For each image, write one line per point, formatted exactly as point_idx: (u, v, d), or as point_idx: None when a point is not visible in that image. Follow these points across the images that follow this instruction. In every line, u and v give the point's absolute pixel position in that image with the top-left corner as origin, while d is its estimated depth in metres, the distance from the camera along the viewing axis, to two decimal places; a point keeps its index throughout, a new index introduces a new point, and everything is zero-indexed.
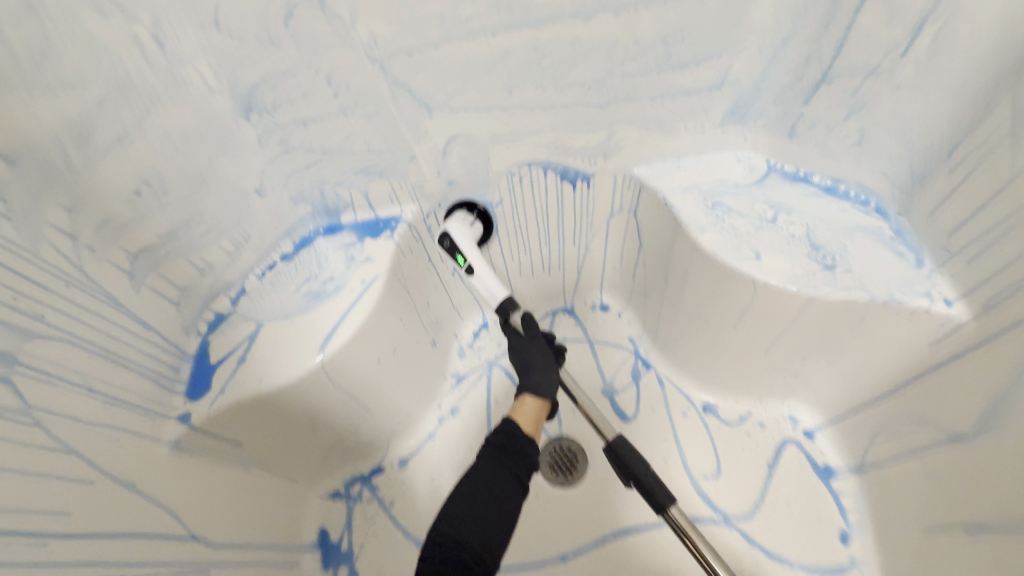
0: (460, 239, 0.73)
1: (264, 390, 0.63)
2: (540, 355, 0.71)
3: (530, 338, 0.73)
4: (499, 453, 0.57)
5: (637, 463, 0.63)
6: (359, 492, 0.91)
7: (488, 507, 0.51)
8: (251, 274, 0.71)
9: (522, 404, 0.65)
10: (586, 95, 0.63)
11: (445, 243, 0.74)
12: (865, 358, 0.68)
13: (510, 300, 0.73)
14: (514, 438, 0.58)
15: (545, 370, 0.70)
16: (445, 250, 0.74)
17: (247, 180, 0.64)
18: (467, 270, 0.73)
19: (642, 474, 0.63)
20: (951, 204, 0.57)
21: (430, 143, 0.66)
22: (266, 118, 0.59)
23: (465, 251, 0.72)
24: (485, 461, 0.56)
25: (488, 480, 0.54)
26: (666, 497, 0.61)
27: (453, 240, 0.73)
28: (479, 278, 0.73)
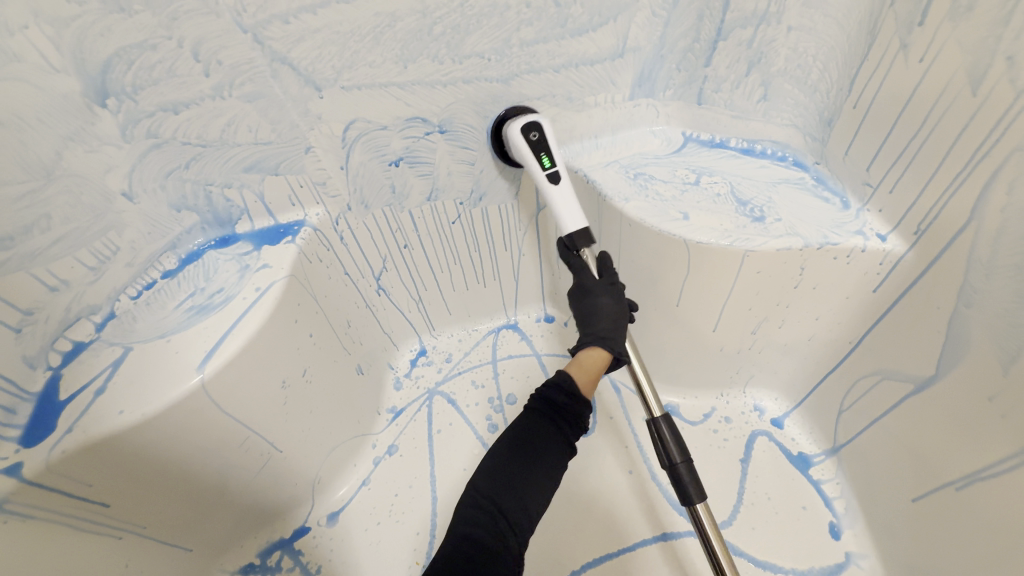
0: (549, 135, 0.63)
1: (125, 423, 0.51)
2: (613, 304, 0.59)
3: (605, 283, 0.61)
4: (551, 413, 0.51)
5: (675, 449, 0.55)
6: (278, 561, 0.75)
7: (536, 468, 0.47)
8: (125, 294, 0.61)
9: (587, 357, 0.56)
10: (486, 67, 0.61)
11: (532, 136, 0.62)
12: (814, 317, 0.66)
13: (587, 233, 0.61)
14: (573, 399, 0.52)
15: (617, 325, 0.59)
16: (530, 145, 0.62)
17: (111, 180, 0.56)
18: (552, 175, 0.62)
19: (677, 462, 0.54)
20: (862, 137, 0.58)
21: (325, 130, 0.62)
22: (126, 104, 0.52)
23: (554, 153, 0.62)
24: (535, 420, 0.51)
25: (536, 442, 0.49)
26: (697, 493, 0.53)
27: (542, 135, 0.63)
28: (564, 189, 0.61)
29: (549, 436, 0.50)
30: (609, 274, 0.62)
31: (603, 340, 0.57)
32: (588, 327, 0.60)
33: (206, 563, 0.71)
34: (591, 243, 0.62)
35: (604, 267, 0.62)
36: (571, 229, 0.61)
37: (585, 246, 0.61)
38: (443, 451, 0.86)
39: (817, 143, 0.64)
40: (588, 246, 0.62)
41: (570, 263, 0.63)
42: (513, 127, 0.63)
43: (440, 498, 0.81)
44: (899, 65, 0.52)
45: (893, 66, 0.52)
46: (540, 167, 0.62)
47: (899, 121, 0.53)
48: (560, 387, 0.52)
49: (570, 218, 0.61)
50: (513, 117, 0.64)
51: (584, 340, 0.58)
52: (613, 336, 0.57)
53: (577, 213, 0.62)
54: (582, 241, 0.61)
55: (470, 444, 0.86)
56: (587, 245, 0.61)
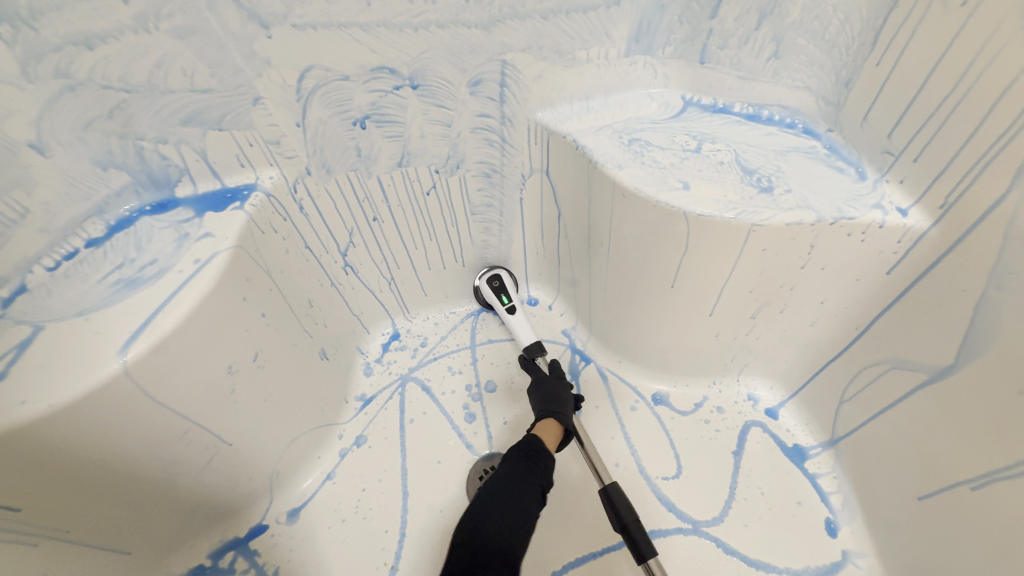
0: (508, 280, 0.85)
1: (32, 415, 0.43)
2: (561, 388, 0.68)
3: (555, 376, 0.72)
4: (527, 458, 0.54)
5: (624, 508, 0.56)
6: (231, 562, 0.68)
7: (522, 501, 0.48)
8: (40, 265, 0.53)
9: (544, 425, 0.62)
10: (465, 9, 0.53)
11: (495, 283, 0.85)
12: (820, 300, 0.61)
13: (539, 346, 0.77)
14: (543, 452, 0.56)
15: (568, 405, 0.66)
16: (494, 289, 0.84)
17: (13, 128, 0.47)
18: (511, 308, 0.84)
19: (628, 521, 0.55)
20: (886, 98, 0.52)
21: (277, 78, 0.53)
22: (25, 33, 0.43)
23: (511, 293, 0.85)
24: (513, 464, 0.53)
25: (518, 482, 0.50)
26: (650, 550, 0.53)
27: (503, 281, 0.85)
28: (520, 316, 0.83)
29: (526, 475, 0.51)
30: (557, 371, 0.73)
31: (556, 415, 0.63)
32: (544, 406, 0.66)
33: (149, 566, 0.64)
34: (544, 352, 0.77)
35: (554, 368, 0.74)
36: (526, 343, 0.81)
37: (540, 355, 0.77)
38: (417, 443, 0.79)
39: (831, 108, 0.58)
40: (542, 355, 0.77)
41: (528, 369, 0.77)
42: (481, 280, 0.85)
43: (412, 493, 0.75)
44: (936, 13, 0.46)
45: (929, 15, 0.46)
46: (502, 304, 0.84)
47: (931, 79, 0.48)
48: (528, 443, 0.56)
49: (526, 340, 0.82)
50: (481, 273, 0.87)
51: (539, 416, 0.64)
52: (564, 409, 0.64)
53: (532, 333, 0.82)
54: (536, 351, 0.77)
55: (445, 436, 0.80)
56: (541, 354, 0.77)
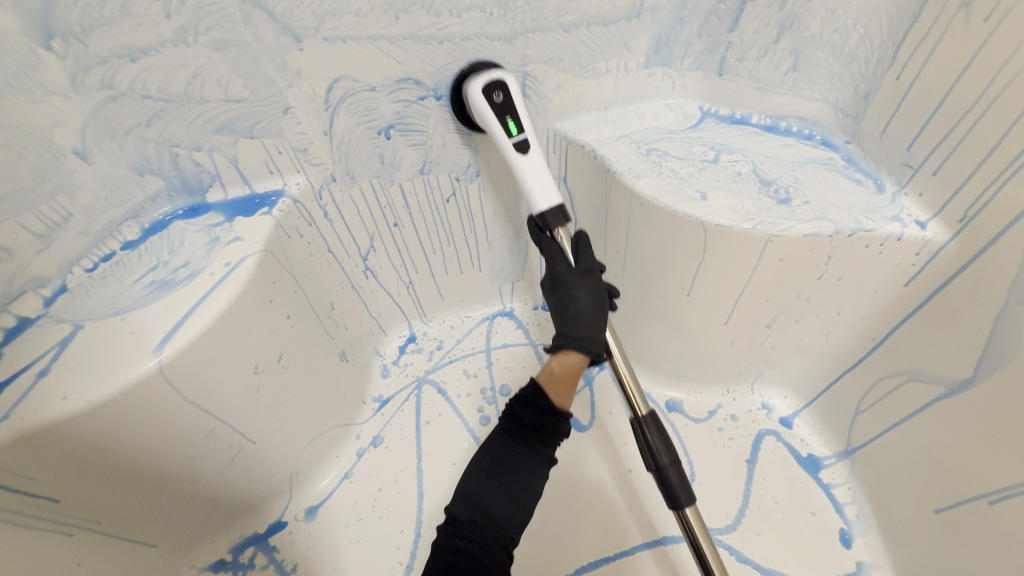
0: (515, 96, 0.56)
1: (71, 410, 0.45)
2: (589, 300, 0.53)
3: (580, 273, 0.55)
4: (520, 433, 0.48)
5: (660, 451, 0.50)
6: (251, 558, 0.70)
7: (519, 494, 0.44)
8: (79, 266, 0.55)
9: (563, 363, 0.49)
10: (488, 23, 0.55)
11: (497, 97, 0.56)
12: (836, 311, 0.61)
13: (561, 211, 0.55)
14: (547, 415, 0.48)
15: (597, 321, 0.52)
16: (494, 108, 0.56)
17: (59, 136, 0.49)
18: (519, 144, 0.56)
19: (664, 465, 0.49)
20: (905, 112, 0.53)
21: (307, 88, 0.55)
22: (74, 47, 0.45)
23: (522, 119, 0.56)
24: (505, 442, 0.47)
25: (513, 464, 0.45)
26: (686, 496, 0.48)
27: (508, 96, 0.56)
28: (533, 160, 0.56)
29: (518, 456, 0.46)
30: (585, 262, 0.55)
31: (579, 342, 0.51)
32: (565, 327, 0.53)
33: (172, 559, 0.66)
34: (565, 223, 0.56)
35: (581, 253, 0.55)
36: (540, 206, 0.55)
37: (559, 227, 0.55)
38: (431, 444, 0.80)
39: (849, 120, 0.59)
40: (563, 226, 0.56)
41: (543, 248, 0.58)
42: (475, 86, 0.56)
43: (427, 494, 0.76)
44: (958, 28, 0.46)
45: (950, 29, 0.47)
46: (506, 134, 0.56)
47: (951, 93, 0.48)
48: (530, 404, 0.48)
49: (543, 198, 0.55)
50: (473, 76, 0.57)
51: (558, 342, 0.52)
52: (592, 334, 0.51)
53: (551, 187, 0.56)
54: (555, 221, 0.55)
55: (460, 438, 0.81)
56: (561, 226, 0.55)
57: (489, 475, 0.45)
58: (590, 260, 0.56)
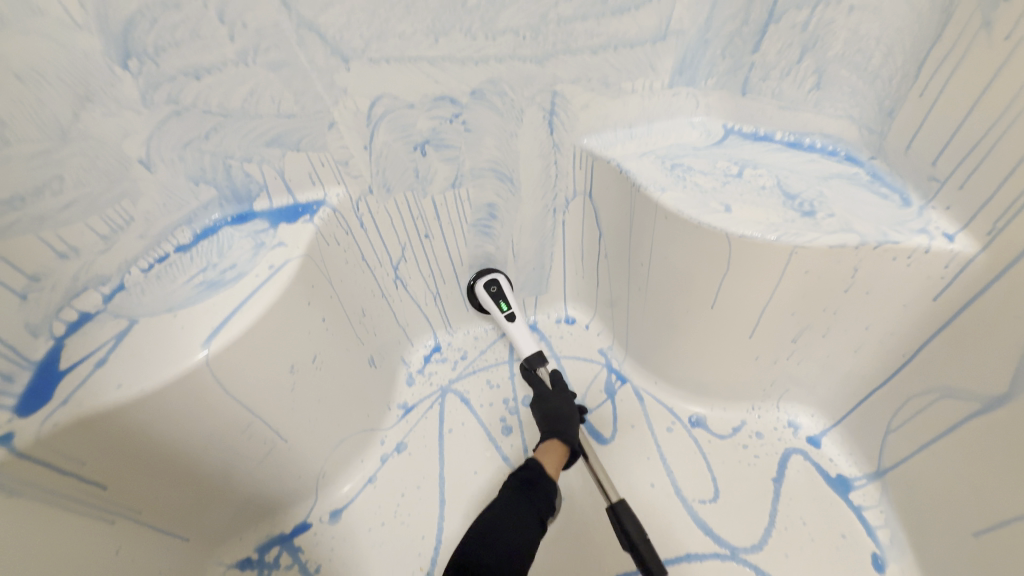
0: (506, 287, 0.82)
1: (125, 398, 0.49)
2: (565, 405, 0.71)
3: (558, 390, 0.74)
4: (524, 488, 0.55)
5: (631, 526, 0.59)
6: (276, 557, 0.72)
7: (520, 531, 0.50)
8: (136, 267, 0.59)
9: (548, 445, 0.65)
10: (521, 44, 0.58)
11: (493, 288, 0.82)
12: (864, 325, 0.61)
13: (540, 354, 0.79)
14: (543, 478, 0.57)
15: (574, 422, 0.69)
16: (491, 295, 0.82)
17: (128, 146, 0.54)
18: (509, 316, 0.82)
19: (636, 540, 0.58)
20: (930, 129, 0.53)
21: (351, 105, 0.59)
22: (148, 66, 0.50)
23: (510, 299, 0.82)
24: (510, 493, 0.55)
25: (517, 513, 0.52)
26: (657, 565, 0.55)
27: (500, 287, 0.82)
28: (519, 324, 0.82)
29: (521, 506, 0.53)
30: (560, 384, 0.75)
31: (560, 433, 0.66)
32: (549, 424, 0.69)
33: (201, 555, 0.68)
34: (544, 362, 0.79)
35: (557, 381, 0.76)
36: (526, 353, 0.80)
37: (540, 365, 0.78)
38: (454, 453, 0.82)
39: (874, 136, 0.60)
40: (542, 365, 0.79)
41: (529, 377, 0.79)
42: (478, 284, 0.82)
43: (449, 501, 0.77)
44: (980, 45, 0.47)
45: (973, 46, 0.48)
46: (500, 310, 0.82)
47: (975, 110, 0.49)
48: (529, 466, 0.58)
49: (526, 347, 0.81)
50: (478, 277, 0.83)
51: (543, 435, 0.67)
52: (569, 428, 0.67)
53: (531, 341, 0.82)
54: (537, 360, 0.79)
55: (483, 447, 0.82)
56: (541, 364, 0.79)
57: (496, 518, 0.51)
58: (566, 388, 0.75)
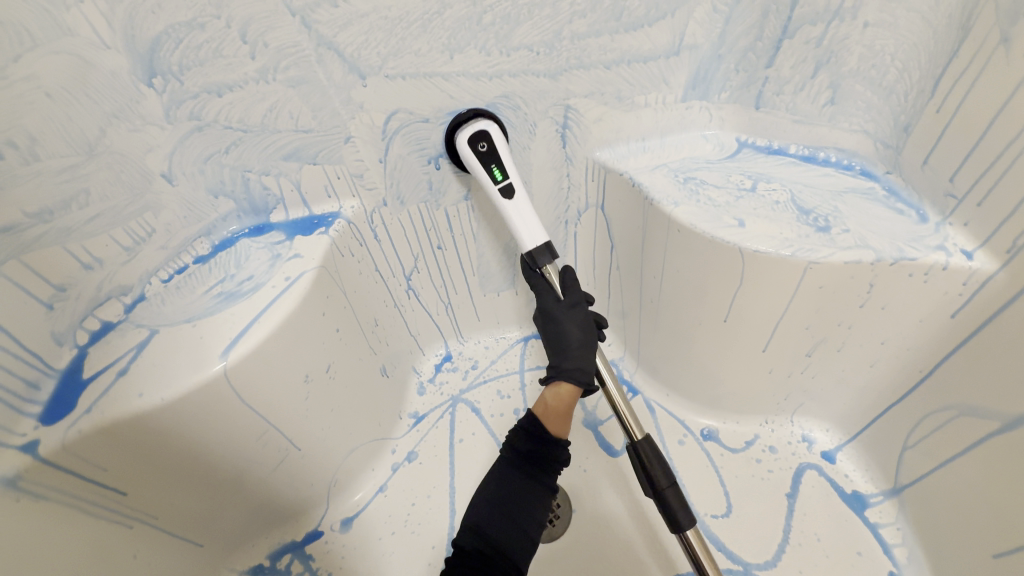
0: (499, 145, 0.61)
1: (146, 406, 0.50)
2: (577, 331, 0.60)
3: (569, 306, 0.61)
4: (525, 461, 0.53)
5: (659, 474, 0.55)
6: (288, 564, 0.72)
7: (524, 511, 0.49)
8: (156, 277, 0.60)
9: (557, 391, 0.56)
10: (535, 60, 0.59)
11: (481, 147, 0.60)
12: (880, 341, 0.60)
13: (548, 248, 0.61)
14: (546, 442, 0.53)
15: (587, 348, 0.59)
16: (479, 157, 0.61)
17: (151, 160, 0.55)
18: (506, 189, 0.61)
19: (663, 486, 0.54)
20: (947, 145, 0.53)
21: (367, 120, 0.60)
22: (172, 84, 0.52)
23: (505, 165, 0.60)
24: (509, 467, 0.53)
25: (518, 490, 0.51)
26: (685, 517, 0.53)
27: (491, 145, 0.60)
28: (518, 204, 0.60)
29: (522, 482, 0.51)
30: (572, 296, 0.62)
31: (571, 375, 0.57)
32: (558, 356, 0.60)
33: (215, 561, 0.69)
34: (554, 259, 0.62)
35: (569, 288, 0.62)
36: (529, 247, 0.61)
37: (548, 263, 0.61)
38: (465, 462, 0.82)
39: (890, 151, 0.60)
40: (551, 261, 0.61)
41: (536, 283, 0.64)
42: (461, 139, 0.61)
43: (459, 511, 0.77)
44: (998, 62, 0.47)
45: (990, 63, 0.47)
46: (493, 181, 0.61)
47: (993, 127, 0.49)
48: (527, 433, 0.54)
49: (531, 238, 0.60)
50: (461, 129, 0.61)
51: (552, 372, 0.58)
52: (581, 366, 0.57)
53: (537, 227, 0.61)
54: (544, 258, 0.61)
55: (493, 457, 0.82)
56: (550, 261, 0.61)
57: (496, 506, 0.49)
58: (578, 294, 0.62)
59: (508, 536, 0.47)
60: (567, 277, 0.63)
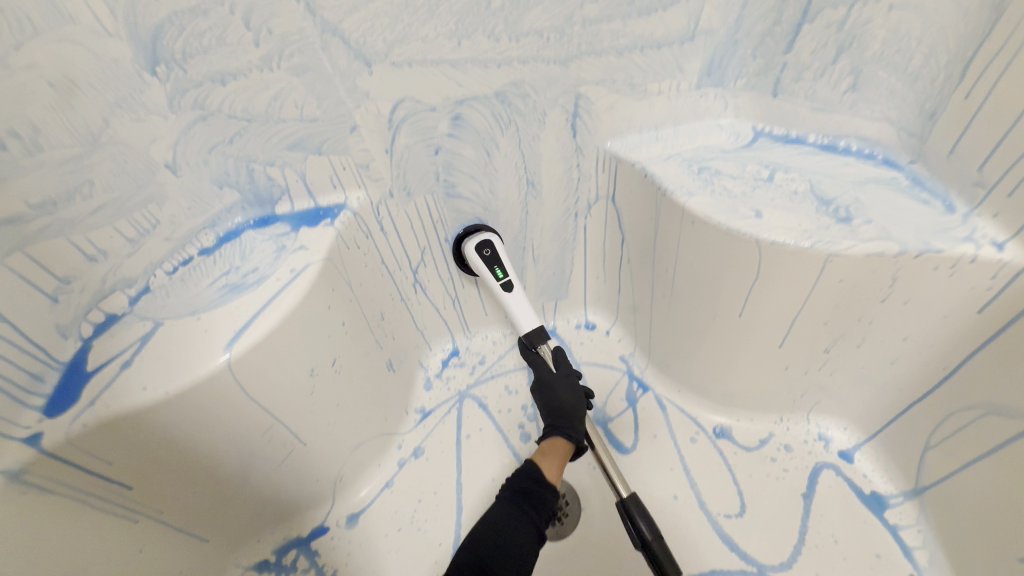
0: (500, 250, 0.73)
1: (149, 400, 0.49)
2: (570, 394, 0.66)
3: (562, 375, 0.69)
4: (520, 498, 0.54)
5: (645, 528, 0.57)
6: (294, 560, 0.72)
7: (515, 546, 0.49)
8: (161, 269, 0.60)
9: (551, 445, 0.61)
10: (545, 46, 0.57)
11: (486, 252, 0.72)
12: (901, 336, 0.58)
13: (542, 330, 0.72)
14: (541, 485, 0.55)
15: (579, 414, 0.65)
16: (485, 260, 0.72)
17: (155, 150, 0.54)
18: (506, 284, 0.74)
19: (649, 541, 0.56)
20: (977, 131, 0.51)
21: (373, 109, 0.59)
22: (175, 72, 0.51)
23: (505, 264, 0.73)
24: (505, 504, 0.54)
25: (511, 525, 0.51)
26: (671, 566, 0.54)
27: (494, 251, 0.73)
28: (516, 294, 0.73)
29: (516, 518, 0.52)
30: (564, 366, 0.70)
31: (565, 431, 0.63)
32: (553, 418, 0.65)
33: (221, 556, 0.68)
34: (546, 339, 0.73)
35: (559, 361, 0.71)
36: (526, 328, 0.72)
37: (541, 343, 0.72)
38: (472, 459, 0.81)
39: (914, 139, 0.57)
40: (544, 342, 0.73)
41: (532, 360, 0.73)
42: (469, 246, 0.72)
43: (466, 508, 0.76)
44: None
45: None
46: (494, 278, 0.73)
47: None
48: (524, 475, 0.56)
49: (526, 321, 0.72)
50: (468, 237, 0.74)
51: (546, 431, 0.63)
52: (573, 423, 0.63)
53: (531, 314, 0.73)
54: (538, 339, 0.72)
55: (500, 454, 0.81)
56: (542, 341, 0.72)
57: (489, 538, 0.50)
58: (569, 367, 0.71)
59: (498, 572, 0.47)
60: (560, 354, 0.72)
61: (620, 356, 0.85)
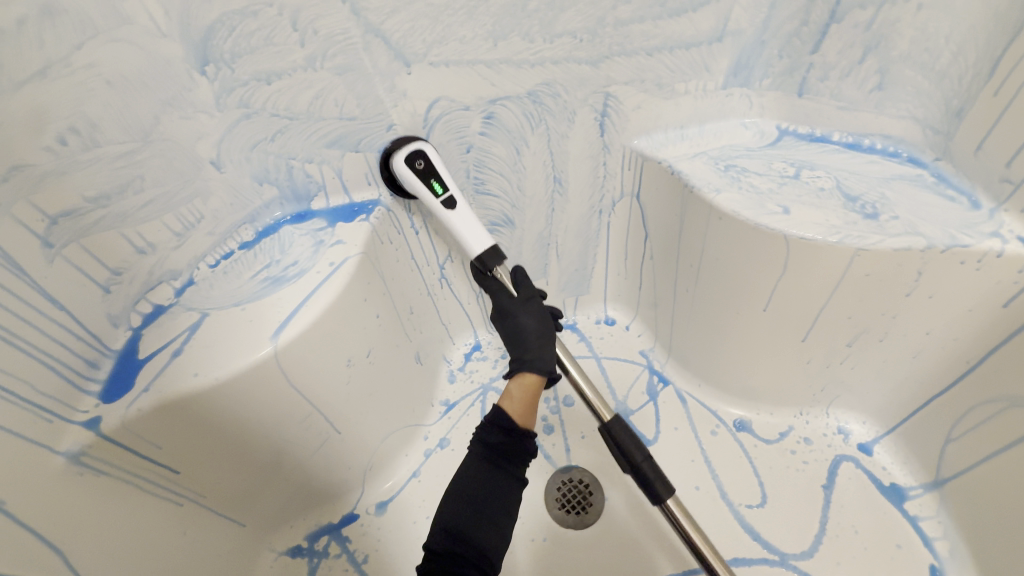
0: (436, 161, 0.62)
1: (200, 386, 0.51)
2: (534, 323, 0.62)
3: (523, 302, 0.63)
4: (493, 455, 0.52)
5: (631, 448, 0.57)
6: (326, 546, 0.74)
7: (496, 506, 0.48)
8: (204, 262, 0.62)
9: (519, 387, 0.57)
10: (577, 47, 0.59)
11: (419, 164, 0.61)
12: (925, 330, 0.59)
13: (497, 251, 0.62)
14: (512, 437, 0.53)
15: (546, 342, 0.61)
16: (418, 174, 0.62)
17: (201, 147, 0.56)
18: (446, 201, 0.62)
19: (638, 462, 0.56)
20: (1003, 129, 0.52)
21: (409, 108, 0.61)
22: (223, 71, 0.53)
23: (444, 178, 0.62)
24: (477, 461, 0.51)
25: (488, 485, 0.49)
26: (662, 486, 0.55)
27: (429, 162, 0.62)
28: (460, 213, 0.62)
29: (493, 474, 0.50)
30: (525, 291, 0.64)
31: (533, 364, 0.59)
32: (519, 353, 0.61)
33: (257, 541, 0.70)
34: (502, 260, 0.63)
35: (518, 283, 0.65)
36: (477, 251, 0.62)
37: (497, 265, 0.63)
38: None
39: (940, 138, 0.59)
40: (500, 263, 0.63)
41: (489, 284, 0.65)
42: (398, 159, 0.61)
43: None
44: None
45: None
46: (432, 194, 0.62)
47: None
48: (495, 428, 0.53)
49: (477, 244, 0.62)
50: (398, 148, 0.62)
51: (513, 369, 0.60)
52: (542, 356, 0.60)
53: (481, 234, 0.63)
54: (493, 260, 0.62)
55: None
56: (499, 263, 0.63)
57: (470, 501, 0.48)
58: (528, 288, 0.65)
59: (483, 537, 0.46)
60: (519, 275, 0.66)
61: (641, 352, 0.87)
